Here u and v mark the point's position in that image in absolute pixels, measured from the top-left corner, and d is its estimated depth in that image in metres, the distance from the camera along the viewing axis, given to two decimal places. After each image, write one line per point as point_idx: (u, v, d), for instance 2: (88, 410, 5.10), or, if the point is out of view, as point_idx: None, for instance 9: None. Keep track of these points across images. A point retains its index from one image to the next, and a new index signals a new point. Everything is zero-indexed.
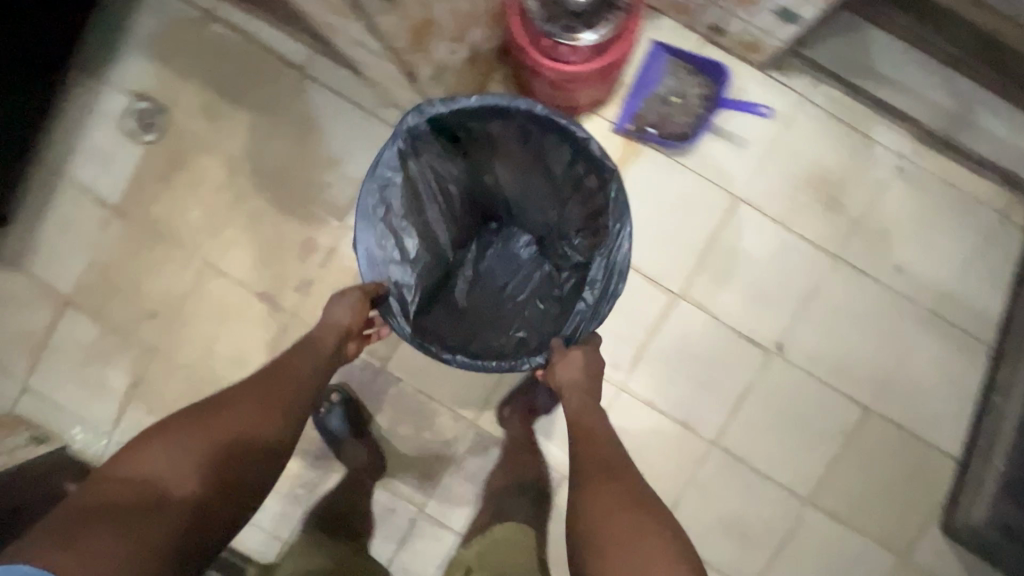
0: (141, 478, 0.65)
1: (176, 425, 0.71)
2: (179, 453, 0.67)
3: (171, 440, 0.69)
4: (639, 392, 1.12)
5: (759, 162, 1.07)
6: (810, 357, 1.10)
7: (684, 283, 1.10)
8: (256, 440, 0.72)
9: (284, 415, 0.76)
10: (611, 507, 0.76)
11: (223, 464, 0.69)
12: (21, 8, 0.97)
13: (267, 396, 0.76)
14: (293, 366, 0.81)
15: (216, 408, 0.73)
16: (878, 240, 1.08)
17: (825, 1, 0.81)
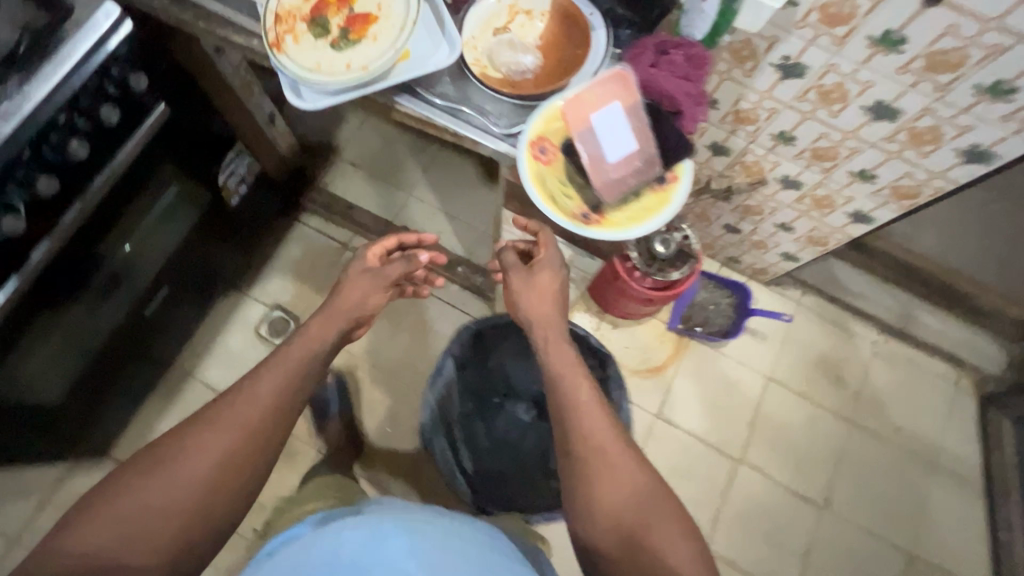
0: (138, 499, 0.58)
1: (171, 439, 0.63)
2: (176, 473, 0.60)
3: (165, 455, 0.61)
4: (721, 552, 1.27)
5: (779, 351, 1.41)
6: (851, 508, 1.32)
7: (741, 450, 1.34)
8: (234, 483, 0.63)
9: (269, 435, 0.66)
10: (598, 429, 0.69)
11: (221, 479, 0.62)
12: (223, 249, 1.20)
13: (242, 420, 0.65)
14: (260, 389, 0.68)
15: (200, 423, 0.64)
16: (875, 406, 1.40)
17: (816, 251, 1.23)
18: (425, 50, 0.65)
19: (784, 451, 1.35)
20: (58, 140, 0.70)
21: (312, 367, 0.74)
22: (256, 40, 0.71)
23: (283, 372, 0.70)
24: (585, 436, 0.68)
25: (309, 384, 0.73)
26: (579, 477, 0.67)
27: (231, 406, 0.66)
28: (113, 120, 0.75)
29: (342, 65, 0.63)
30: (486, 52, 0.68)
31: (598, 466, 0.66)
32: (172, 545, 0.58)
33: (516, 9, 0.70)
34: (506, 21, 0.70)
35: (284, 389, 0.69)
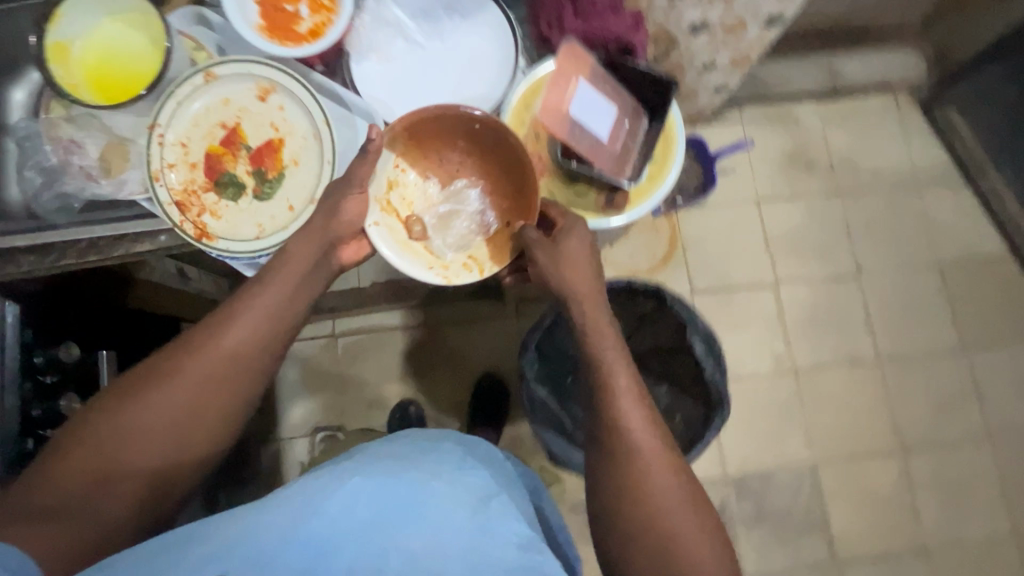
0: (104, 434, 0.54)
1: (140, 372, 0.57)
2: (144, 408, 0.55)
3: (136, 390, 0.56)
4: (807, 362, 1.37)
5: (751, 173, 1.45)
6: (878, 260, 1.44)
7: (773, 274, 1.41)
8: (223, 405, 0.58)
9: (243, 378, 0.59)
10: (642, 432, 0.59)
11: (190, 416, 0.57)
12: None
13: (215, 351, 0.57)
14: (233, 329, 0.57)
15: (169, 360, 0.57)
16: (849, 167, 1.47)
17: (742, 70, 1.21)
18: (349, 145, 0.59)
19: (805, 251, 1.43)
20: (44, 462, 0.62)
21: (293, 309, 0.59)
22: (164, 234, 0.59)
23: (259, 309, 0.57)
24: (619, 420, 0.59)
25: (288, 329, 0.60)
26: (614, 464, 0.59)
27: (202, 343, 0.57)
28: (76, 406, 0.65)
29: (285, 211, 0.56)
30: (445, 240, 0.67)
31: (630, 467, 0.58)
32: (161, 455, 0.56)
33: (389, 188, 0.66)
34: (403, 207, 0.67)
35: (265, 329, 0.58)
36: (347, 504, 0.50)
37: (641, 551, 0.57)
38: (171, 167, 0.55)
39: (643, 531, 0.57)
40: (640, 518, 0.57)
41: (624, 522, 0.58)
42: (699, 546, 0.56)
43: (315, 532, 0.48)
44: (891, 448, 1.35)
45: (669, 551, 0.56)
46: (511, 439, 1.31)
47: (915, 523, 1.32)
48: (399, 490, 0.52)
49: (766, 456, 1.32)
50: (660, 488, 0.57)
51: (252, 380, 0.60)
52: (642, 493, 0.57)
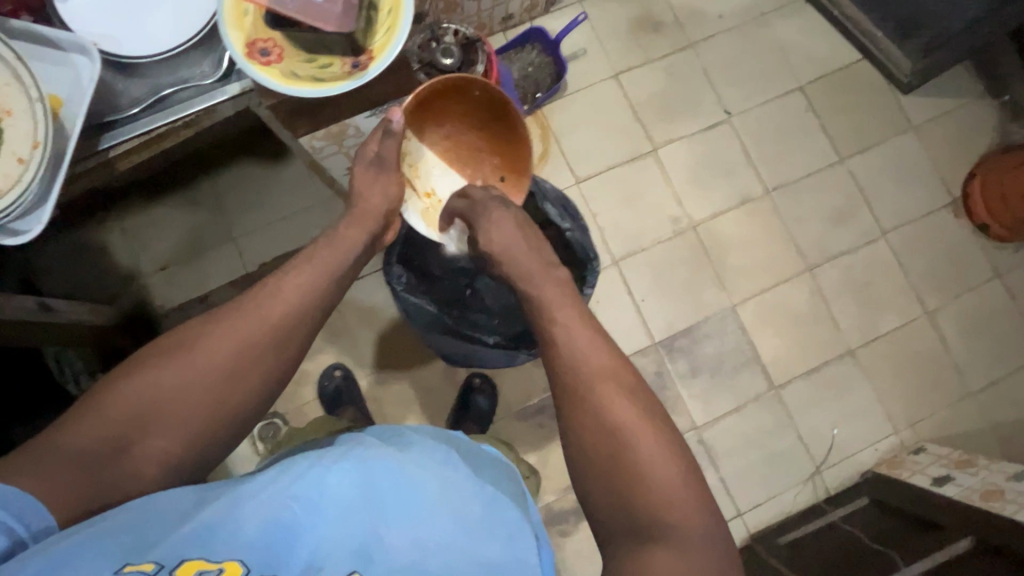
0: (140, 390, 0.58)
1: (180, 334, 0.62)
2: (181, 365, 0.59)
3: (174, 350, 0.60)
4: (703, 215, 1.40)
5: (603, 49, 1.44)
6: (744, 100, 1.46)
7: (650, 141, 1.42)
8: (259, 374, 0.63)
9: (279, 352, 0.64)
10: (613, 404, 0.64)
11: (227, 383, 0.61)
12: None
13: (261, 318, 0.64)
14: (275, 305, 0.65)
15: (209, 325, 0.63)
16: (694, 17, 1.48)
17: None
18: (68, 77, 0.54)
19: (675, 111, 1.44)
20: None
21: (323, 295, 0.69)
22: None
23: (295, 291, 0.67)
24: (580, 362, 0.67)
25: (321, 310, 0.69)
26: (574, 401, 0.66)
27: (243, 313, 0.64)
28: None
29: (14, 164, 0.51)
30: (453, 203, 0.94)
31: (591, 402, 0.65)
32: (189, 421, 0.59)
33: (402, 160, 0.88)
34: (416, 178, 0.91)
35: (304, 302, 0.67)
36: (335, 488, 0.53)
37: (604, 479, 0.62)
38: None
39: (608, 464, 0.62)
40: (597, 449, 0.63)
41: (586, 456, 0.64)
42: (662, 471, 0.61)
43: (294, 514, 0.51)
44: (799, 270, 1.40)
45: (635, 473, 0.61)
46: (444, 373, 1.32)
47: (837, 331, 1.39)
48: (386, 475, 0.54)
49: (687, 314, 1.37)
50: (632, 427, 0.63)
51: (290, 352, 0.65)
52: (603, 426, 0.64)
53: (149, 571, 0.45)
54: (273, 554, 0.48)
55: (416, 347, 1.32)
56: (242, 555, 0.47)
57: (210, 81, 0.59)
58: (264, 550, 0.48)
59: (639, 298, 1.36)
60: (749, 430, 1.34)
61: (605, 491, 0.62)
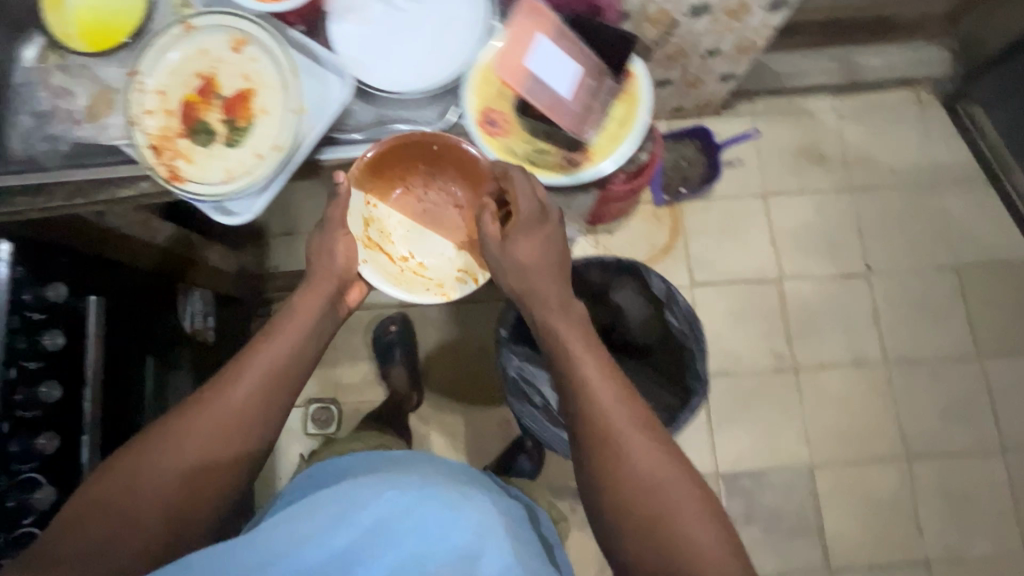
0: (122, 486, 0.62)
1: (151, 431, 0.65)
2: (160, 463, 0.63)
3: (147, 446, 0.64)
4: (811, 362, 1.33)
5: (760, 166, 1.42)
6: (890, 260, 1.38)
7: (778, 269, 1.37)
8: (231, 450, 0.67)
9: (248, 426, 0.68)
10: (636, 450, 0.62)
11: (207, 464, 0.65)
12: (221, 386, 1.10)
13: (225, 404, 0.67)
14: (239, 392, 0.68)
15: (181, 418, 0.66)
16: (864, 163, 1.43)
17: (749, 59, 1.19)
18: (319, 92, 0.58)
19: (813, 248, 1.39)
20: (26, 396, 0.64)
21: (296, 368, 0.73)
22: (146, 181, 0.63)
23: (263, 370, 0.70)
24: (598, 403, 0.64)
25: (288, 386, 0.72)
26: (597, 459, 0.63)
27: (211, 404, 0.67)
28: (59, 342, 0.67)
29: (251, 158, 0.57)
30: (436, 264, 0.89)
31: (611, 449, 0.62)
32: (175, 501, 0.63)
33: (370, 228, 0.87)
34: (387, 244, 0.89)
35: (270, 380, 0.70)
36: (376, 521, 0.58)
37: (638, 534, 0.60)
38: (148, 114, 0.57)
39: (638, 513, 0.60)
40: (637, 500, 0.60)
41: (621, 511, 0.61)
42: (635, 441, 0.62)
43: (348, 539, 0.57)
44: (895, 455, 1.29)
45: (678, 535, 0.58)
46: (501, 422, 1.31)
47: (917, 533, 1.26)
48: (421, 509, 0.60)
49: (761, 455, 1.29)
50: (648, 461, 0.62)
51: (257, 434, 0.69)
52: (626, 470, 0.61)
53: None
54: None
55: (482, 388, 1.33)
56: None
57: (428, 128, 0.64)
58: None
59: (716, 421, 1.30)
60: None
61: (650, 560, 0.59)
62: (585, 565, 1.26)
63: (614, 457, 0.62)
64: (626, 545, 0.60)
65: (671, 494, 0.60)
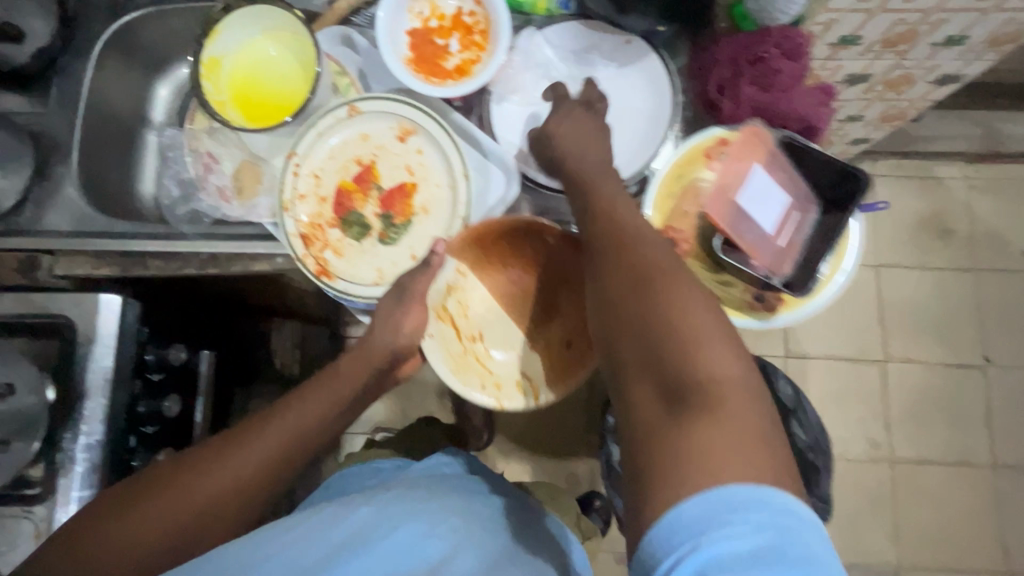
0: (91, 546, 0.49)
1: (146, 477, 0.53)
2: (148, 518, 0.50)
3: (138, 495, 0.51)
4: (908, 454, 1.23)
5: (875, 233, 1.31)
6: (1011, 353, 1.26)
7: (883, 349, 1.27)
8: (227, 516, 0.53)
9: (256, 494, 0.54)
10: (690, 317, 0.45)
11: (193, 529, 0.52)
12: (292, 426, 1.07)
13: (237, 469, 0.54)
14: (259, 448, 0.55)
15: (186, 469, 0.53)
16: (993, 242, 1.30)
17: (891, 126, 1.08)
18: None
19: (924, 329, 1.28)
20: (141, 462, 0.62)
21: (322, 433, 0.59)
22: (281, 256, 0.59)
23: (289, 432, 0.57)
24: (633, 247, 0.49)
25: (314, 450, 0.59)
26: (622, 319, 0.47)
27: (224, 457, 0.54)
28: (176, 408, 0.66)
29: (407, 259, 0.53)
30: (504, 361, 0.71)
31: (629, 287, 0.47)
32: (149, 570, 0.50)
33: (448, 294, 0.72)
34: (460, 317, 0.71)
35: (289, 442, 0.57)
36: (352, 531, 0.53)
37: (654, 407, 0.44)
38: (300, 199, 0.53)
39: (659, 359, 0.44)
40: (655, 342, 0.45)
41: (628, 357, 0.46)
42: (716, 352, 0.44)
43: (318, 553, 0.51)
44: (992, 567, 1.19)
45: (709, 405, 0.42)
46: (567, 475, 1.27)
47: None
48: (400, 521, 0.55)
49: (842, 548, 1.21)
50: (708, 341, 0.44)
51: (266, 505, 0.56)
52: (657, 319, 0.45)
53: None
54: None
55: (551, 437, 1.28)
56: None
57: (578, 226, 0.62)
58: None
59: None
60: None
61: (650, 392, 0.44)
62: None
63: (661, 325, 0.45)
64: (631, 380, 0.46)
65: (713, 368, 0.43)
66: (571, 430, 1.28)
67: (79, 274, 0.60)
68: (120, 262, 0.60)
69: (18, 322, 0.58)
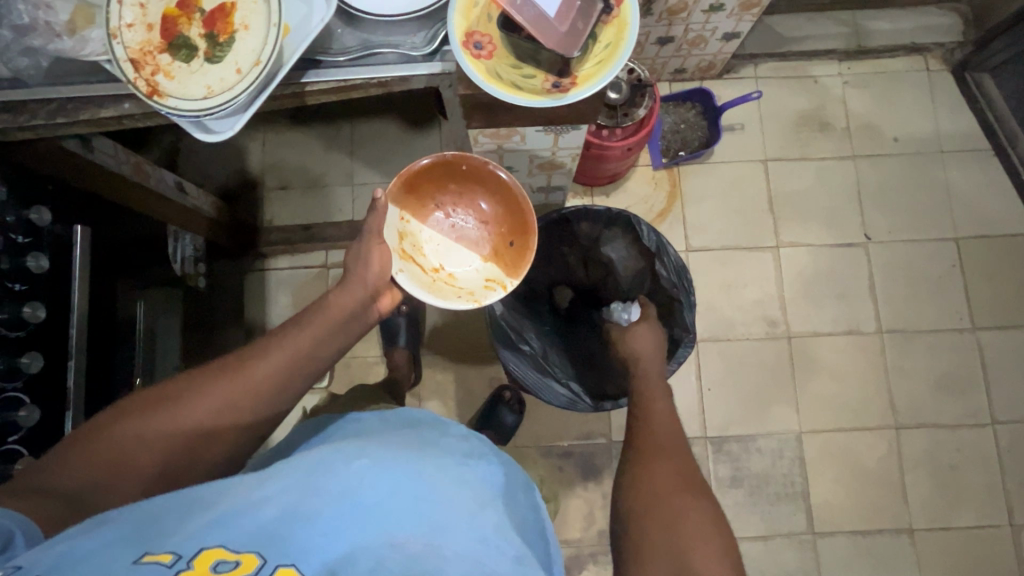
0: (133, 428, 0.61)
1: (169, 388, 0.65)
2: (172, 417, 0.63)
3: (164, 402, 0.64)
4: (804, 330, 1.33)
5: (762, 131, 1.40)
6: (890, 230, 1.37)
7: (776, 236, 1.36)
8: (239, 415, 0.66)
9: (263, 399, 0.68)
10: (674, 482, 0.65)
11: (215, 422, 0.65)
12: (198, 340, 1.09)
13: (252, 378, 0.67)
14: (263, 368, 0.68)
15: (203, 385, 0.66)
16: (868, 131, 1.40)
17: (754, 16, 1.16)
18: (302, 10, 0.56)
19: (811, 216, 1.37)
20: (9, 315, 0.63)
21: (319, 359, 0.73)
22: (127, 102, 0.62)
23: (288, 355, 0.70)
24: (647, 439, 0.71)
25: (309, 372, 0.72)
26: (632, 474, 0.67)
27: (235, 375, 0.67)
28: (44, 265, 0.67)
29: (233, 74, 0.56)
30: (466, 274, 0.89)
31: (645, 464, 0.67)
32: (173, 447, 0.62)
33: (402, 239, 0.88)
34: (419, 256, 0.89)
35: (291, 361, 0.70)
36: (353, 486, 0.55)
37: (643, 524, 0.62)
38: (128, 27, 0.56)
39: (656, 522, 0.61)
40: (665, 517, 0.61)
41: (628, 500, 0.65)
42: (698, 539, 0.59)
43: (313, 507, 0.52)
44: (885, 424, 1.29)
45: (680, 538, 0.59)
46: (491, 380, 1.32)
47: (903, 502, 1.26)
48: (396, 479, 0.58)
49: (749, 420, 1.30)
50: (672, 485, 0.65)
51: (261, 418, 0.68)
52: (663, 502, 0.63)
53: (165, 562, 0.44)
54: (290, 546, 0.48)
55: (473, 347, 1.33)
56: (261, 534, 0.48)
57: (416, 54, 0.60)
58: (279, 541, 0.48)
59: (706, 385, 1.31)
60: (770, 564, 1.24)
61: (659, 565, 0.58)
62: (572, 523, 1.27)
63: (649, 491, 0.64)
64: (630, 522, 0.63)
65: (698, 553, 0.58)
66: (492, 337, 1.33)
67: None
68: None
69: None
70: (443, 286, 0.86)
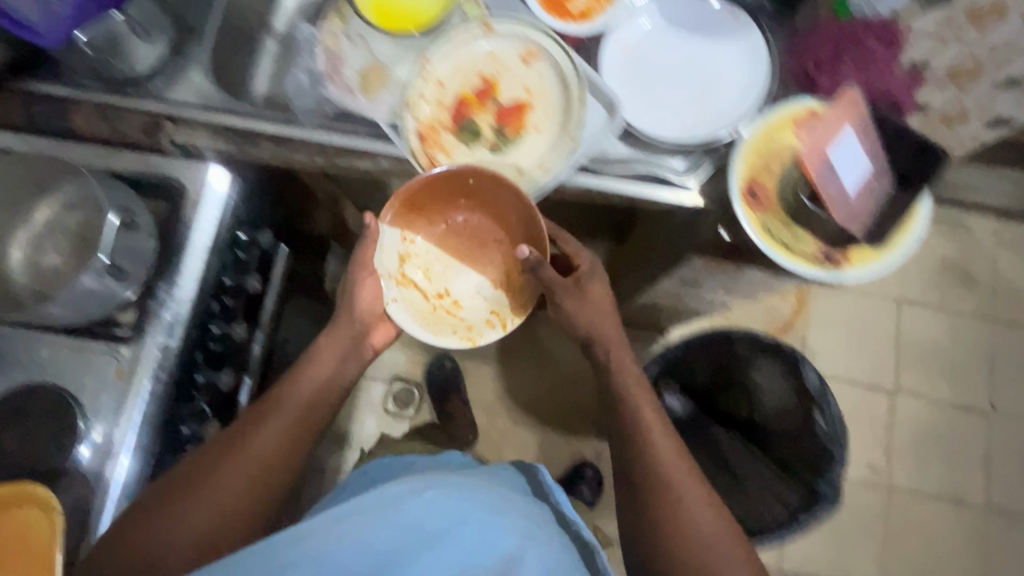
0: (153, 528, 0.54)
1: (181, 471, 0.57)
2: (190, 508, 0.55)
3: (179, 491, 0.56)
4: (907, 486, 1.27)
5: (903, 270, 1.36)
6: (1017, 405, 1.30)
7: (896, 381, 1.31)
8: (262, 484, 0.59)
9: (281, 460, 0.60)
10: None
11: (240, 501, 0.57)
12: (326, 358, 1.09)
13: (262, 440, 0.59)
14: (273, 423, 0.61)
15: (215, 465, 0.58)
16: (1014, 296, 1.35)
17: None
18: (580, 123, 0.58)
19: (937, 369, 1.32)
20: (221, 329, 0.67)
21: (331, 394, 0.65)
22: None
23: (294, 404, 0.62)
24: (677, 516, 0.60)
25: (323, 413, 0.64)
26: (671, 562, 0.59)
27: (244, 437, 0.60)
28: (257, 285, 0.71)
29: (512, 171, 0.57)
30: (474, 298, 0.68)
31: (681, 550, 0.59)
32: (203, 540, 0.55)
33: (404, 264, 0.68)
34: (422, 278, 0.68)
35: (302, 406, 0.63)
36: (424, 518, 0.48)
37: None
38: (424, 103, 0.58)
39: None
40: None
41: None
42: None
43: (388, 546, 0.45)
44: None
45: None
46: (574, 452, 1.30)
47: None
48: (469, 513, 0.49)
49: (831, 566, 1.23)
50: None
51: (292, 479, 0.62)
52: None
53: None
54: None
55: (564, 414, 1.31)
56: None
57: (669, 175, 0.60)
58: None
59: None
60: None
61: None
62: None
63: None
64: None
65: None
66: (584, 409, 1.31)
67: (196, 144, 0.64)
68: (236, 140, 0.65)
69: (134, 178, 0.63)
70: (438, 317, 0.67)
